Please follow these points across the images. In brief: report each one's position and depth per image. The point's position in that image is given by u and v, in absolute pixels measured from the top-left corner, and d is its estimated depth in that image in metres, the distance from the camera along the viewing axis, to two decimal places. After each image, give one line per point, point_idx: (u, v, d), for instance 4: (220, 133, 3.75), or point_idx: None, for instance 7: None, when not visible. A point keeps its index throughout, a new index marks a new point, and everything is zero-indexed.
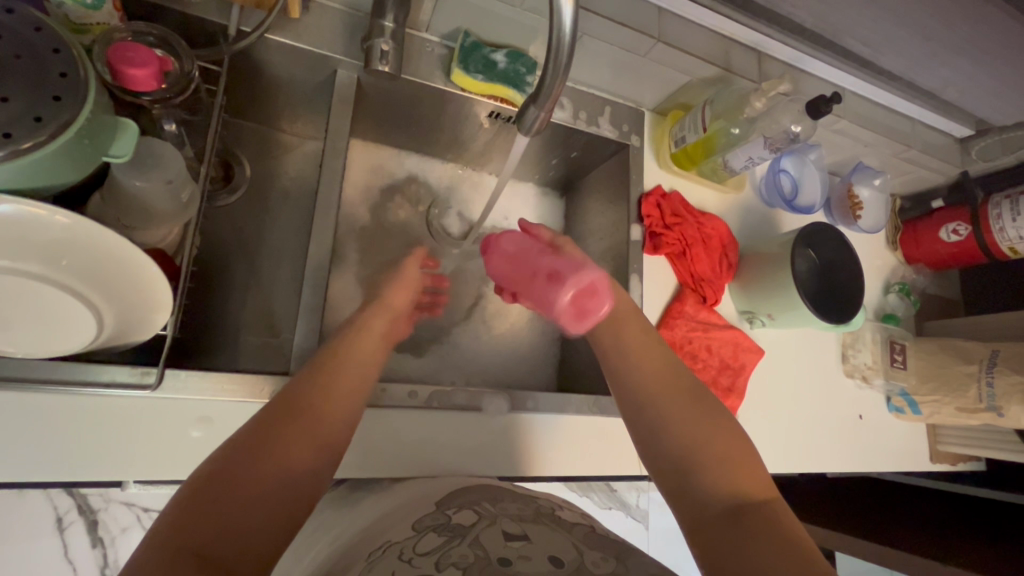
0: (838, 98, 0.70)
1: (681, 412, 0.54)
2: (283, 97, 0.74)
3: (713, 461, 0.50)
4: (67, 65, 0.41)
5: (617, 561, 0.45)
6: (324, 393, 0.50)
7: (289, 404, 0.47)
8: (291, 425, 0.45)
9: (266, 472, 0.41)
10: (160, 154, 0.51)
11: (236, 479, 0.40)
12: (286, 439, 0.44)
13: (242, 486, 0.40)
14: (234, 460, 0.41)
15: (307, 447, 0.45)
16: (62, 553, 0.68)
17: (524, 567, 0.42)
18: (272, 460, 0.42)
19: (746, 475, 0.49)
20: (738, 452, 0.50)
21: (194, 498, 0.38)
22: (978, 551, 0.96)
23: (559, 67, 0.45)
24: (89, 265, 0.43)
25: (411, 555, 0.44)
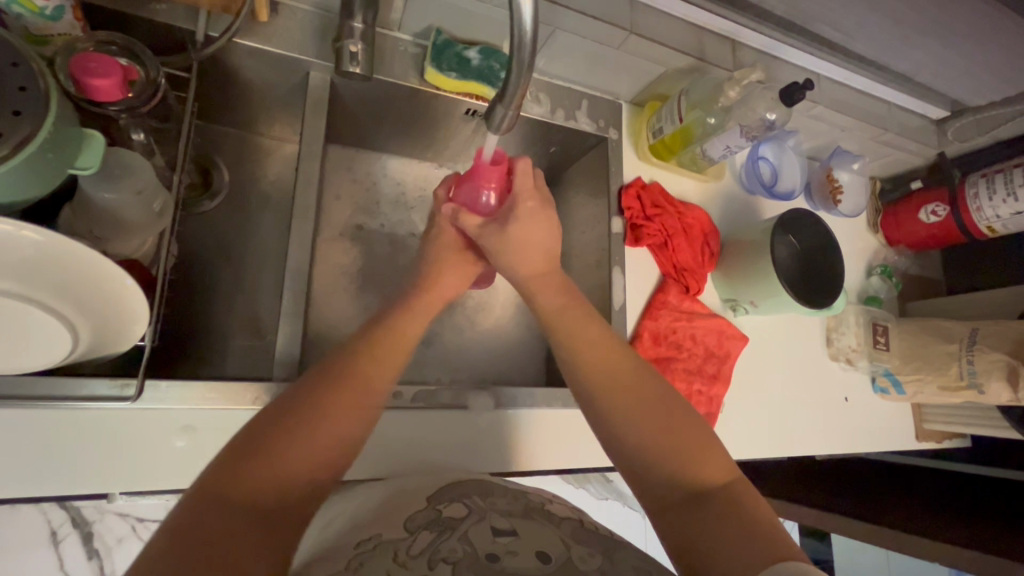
0: (811, 85, 0.71)
1: (638, 395, 0.54)
2: (257, 101, 0.74)
3: (671, 444, 0.50)
4: (27, 79, 0.41)
5: (603, 557, 0.45)
6: (363, 369, 0.50)
7: (327, 380, 0.48)
8: (334, 399, 0.46)
9: (304, 445, 0.42)
10: (130, 164, 0.51)
11: (272, 451, 0.41)
12: (326, 412, 0.45)
13: (277, 460, 0.41)
14: (271, 434, 0.42)
15: (349, 421, 0.46)
16: (57, 565, 0.68)
17: (511, 563, 0.42)
18: (312, 434, 0.43)
19: (705, 453, 0.50)
20: (696, 434, 0.51)
21: (228, 469, 0.39)
22: (966, 527, 0.97)
23: (523, 65, 0.45)
24: (59, 279, 0.43)
25: (404, 556, 0.43)
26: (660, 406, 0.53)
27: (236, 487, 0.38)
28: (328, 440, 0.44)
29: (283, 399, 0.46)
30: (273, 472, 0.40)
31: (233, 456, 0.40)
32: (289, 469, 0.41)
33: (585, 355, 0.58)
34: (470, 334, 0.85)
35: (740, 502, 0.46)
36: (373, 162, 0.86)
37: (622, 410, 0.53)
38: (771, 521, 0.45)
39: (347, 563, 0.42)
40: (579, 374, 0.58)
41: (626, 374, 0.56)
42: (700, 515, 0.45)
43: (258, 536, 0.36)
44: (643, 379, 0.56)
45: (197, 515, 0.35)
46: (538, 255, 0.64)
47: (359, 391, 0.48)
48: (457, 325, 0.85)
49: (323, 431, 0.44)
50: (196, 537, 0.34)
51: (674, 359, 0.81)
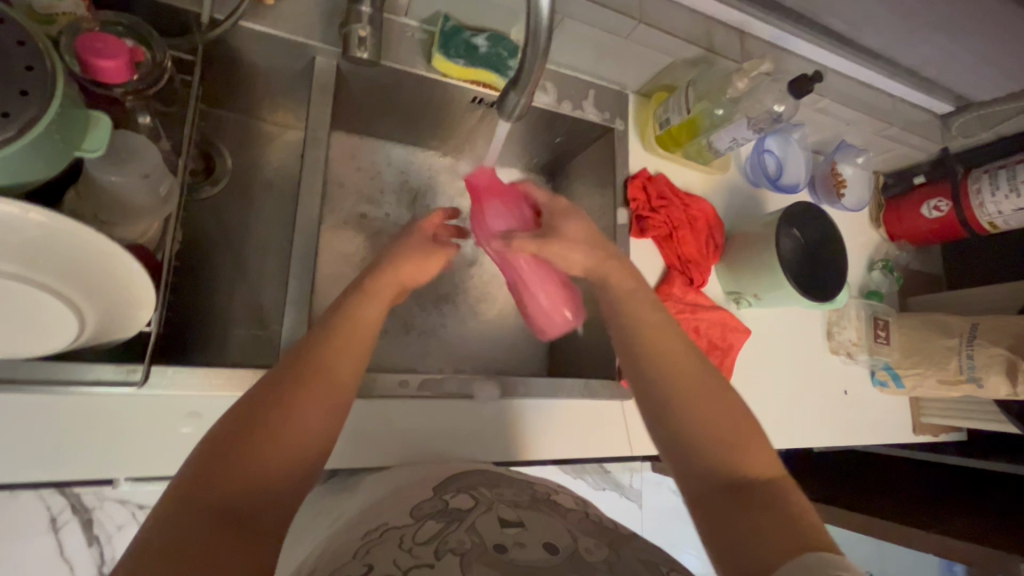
0: (820, 77, 0.71)
1: (690, 380, 0.53)
2: (262, 85, 0.73)
3: (713, 438, 0.49)
4: (33, 58, 0.40)
5: (609, 548, 0.46)
6: (334, 358, 0.48)
7: (293, 372, 0.46)
8: (299, 391, 0.44)
9: (282, 432, 0.42)
10: (137, 148, 0.51)
11: (240, 450, 0.40)
12: (303, 399, 0.44)
13: (245, 459, 0.39)
14: (237, 431, 0.40)
15: (317, 413, 0.44)
16: (56, 550, 0.68)
17: (519, 554, 0.43)
18: (282, 428, 0.42)
19: (748, 449, 0.49)
20: (739, 429, 0.50)
21: (197, 471, 0.38)
22: (960, 519, 0.98)
23: (538, 51, 0.45)
24: (66, 264, 0.42)
25: (410, 544, 0.43)
26: (705, 399, 0.51)
27: (206, 488, 0.37)
28: (298, 435, 0.42)
29: (249, 394, 0.44)
30: (242, 471, 0.39)
31: (201, 458, 0.39)
32: (259, 466, 0.40)
33: (635, 343, 0.56)
34: (473, 324, 0.85)
35: (781, 500, 0.45)
36: (377, 150, 0.85)
37: (669, 399, 0.52)
38: (812, 520, 0.44)
39: (354, 554, 0.42)
40: (634, 366, 0.56)
41: (676, 362, 0.54)
42: (738, 513, 0.45)
43: (233, 536, 0.36)
44: (693, 368, 0.54)
45: (169, 522, 0.35)
46: (590, 252, 0.62)
47: (328, 382, 0.46)
48: (460, 315, 0.85)
49: (291, 425, 0.42)
50: (166, 546, 0.33)
51: None
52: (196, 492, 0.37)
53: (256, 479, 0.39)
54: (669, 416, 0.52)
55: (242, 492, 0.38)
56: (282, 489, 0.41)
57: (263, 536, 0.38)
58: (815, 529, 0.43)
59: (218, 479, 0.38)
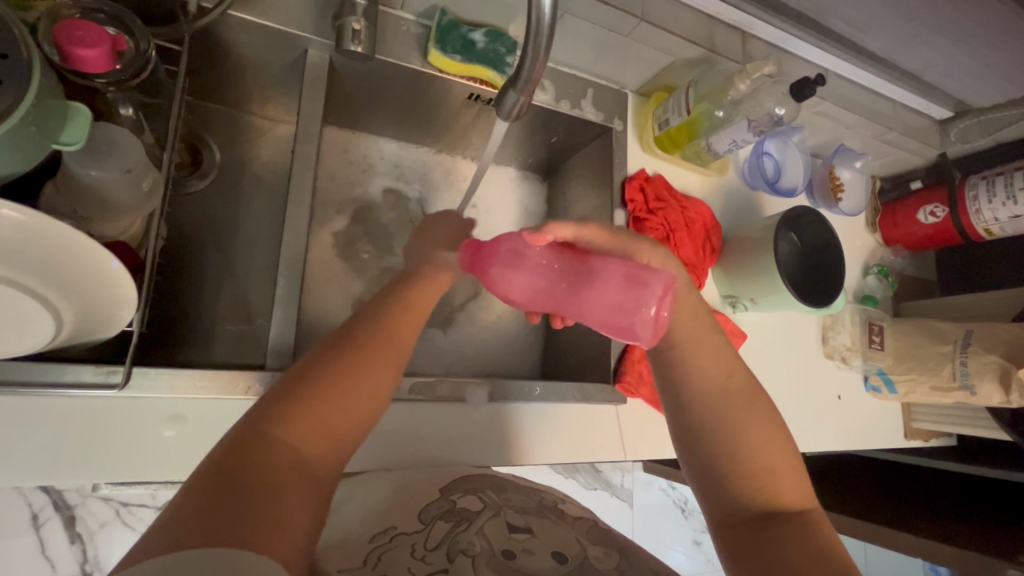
0: (823, 80, 0.70)
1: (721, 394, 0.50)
2: (252, 77, 0.71)
3: (749, 463, 0.47)
4: (8, 45, 0.38)
5: (620, 556, 0.45)
6: (397, 329, 0.47)
7: (360, 334, 0.45)
8: (368, 354, 0.43)
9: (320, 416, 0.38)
10: (118, 141, 0.49)
11: (309, 404, 0.39)
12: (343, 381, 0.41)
13: (312, 413, 0.38)
14: (306, 383, 0.40)
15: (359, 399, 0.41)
16: (39, 549, 0.71)
17: (529, 562, 0.42)
18: (349, 388, 0.41)
19: (783, 477, 0.47)
20: (776, 456, 0.47)
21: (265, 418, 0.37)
22: (950, 524, 0.98)
23: (538, 49, 0.44)
24: (44, 260, 0.40)
25: (423, 551, 0.43)
26: (745, 420, 0.48)
27: (273, 436, 0.36)
28: (363, 399, 0.41)
29: (316, 351, 0.43)
30: (309, 424, 0.38)
31: (269, 407, 0.38)
32: (324, 423, 0.39)
33: (673, 356, 0.52)
34: (466, 324, 0.84)
35: (812, 537, 0.44)
36: (371, 145, 0.83)
37: (706, 416, 0.49)
38: (844, 560, 0.42)
39: (365, 557, 0.41)
40: (671, 381, 0.52)
41: (716, 377, 0.50)
42: (766, 545, 0.44)
43: (293, 490, 0.35)
44: (736, 387, 0.50)
45: (233, 464, 0.34)
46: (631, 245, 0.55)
47: (394, 350, 0.45)
48: (453, 315, 0.84)
49: (358, 387, 0.41)
50: (229, 489, 0.32)
51: None
52: (259, 438, 0.36)
53: (318, 437, 0.38)
54: (695, 429, 0.50)
55: (306, 447, 0.37)
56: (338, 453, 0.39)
57: (317, 495, 0.37)
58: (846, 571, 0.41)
59: (284, 428, 0.37)
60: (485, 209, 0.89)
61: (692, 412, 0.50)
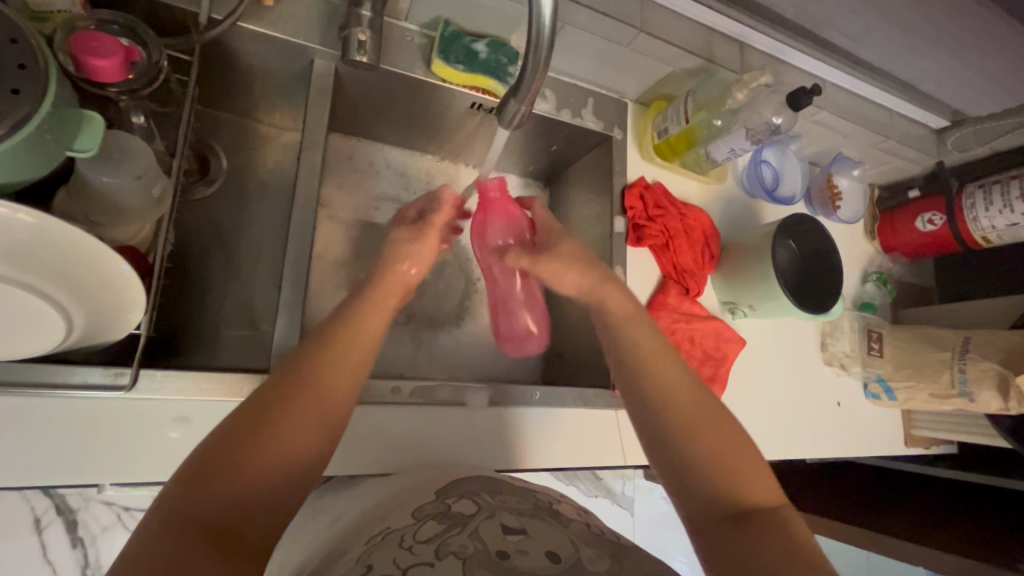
0: (819, 90, 0.71)
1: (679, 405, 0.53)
2: (259, 86, 0.72)
3: (713, 466, 0.49)
4: (26, 57, 0.39)
5: (612, 560, 0.45)
6: (332, 373, 0.47)
7: (290, 382, 0.44)
8: (296, 403, 0.43)
9: (273, 450, 0.40)
10: (130, 149, 0.50)
11: (232, 465, 0.38)
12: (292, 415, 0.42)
13: (236, 476, 0.38)
14: (227, 445, 0.39)
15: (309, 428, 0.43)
16: (40, 555, 0.66)
17: (522, 561, 0.42)
18: (273, 444, 0.40)
19: (749, 477, 0.48)
20: (741, 457, 0.49)
21: (186, 486, 0.36)
22: (949, 532, 0.98)
23: (539, 61, 0.45)
24: (54, 262, 0.41)
25: (411, 543, 0.44)
26: (703, 427, 0.51)
27: (218, 482, 0.37)
28: (290, 451, 0.41)
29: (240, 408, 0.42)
30: (231, 488, 0.37)
31: (189, 476, 0.37)
32: (248, 483, 0.38)
33: (633, 368, 0.57)
34: (467, 329, 0.85)
35: (784, 528, 0.45)
36: (375, 152, 0.85)
37: (666, 422, 0.53)
38: (812, 547, 0.43)
39: (354, 555, 0.42)
40: (637, 395, 0.55)
41: (674, 385, 0.54)
42: (739, 540, 0.44)
43: (219, 559, 0.34)
44: (695, 395, 0.54)
45: (152, 544, 0.33)
46: (584, 271, 0.66)
47: (323, 394, 0.45)
48: (455, 320, 0.85)
49: (284, 440, 0.41)
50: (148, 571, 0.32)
51: None
52: (178, 512, 0.35)
53: (244, 500, 0.37)
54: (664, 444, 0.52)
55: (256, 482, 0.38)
56: (269, 509, 0.39)
57: (251, 558, 0.36)
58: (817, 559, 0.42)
59: (204, 496, 0.36)
60: None
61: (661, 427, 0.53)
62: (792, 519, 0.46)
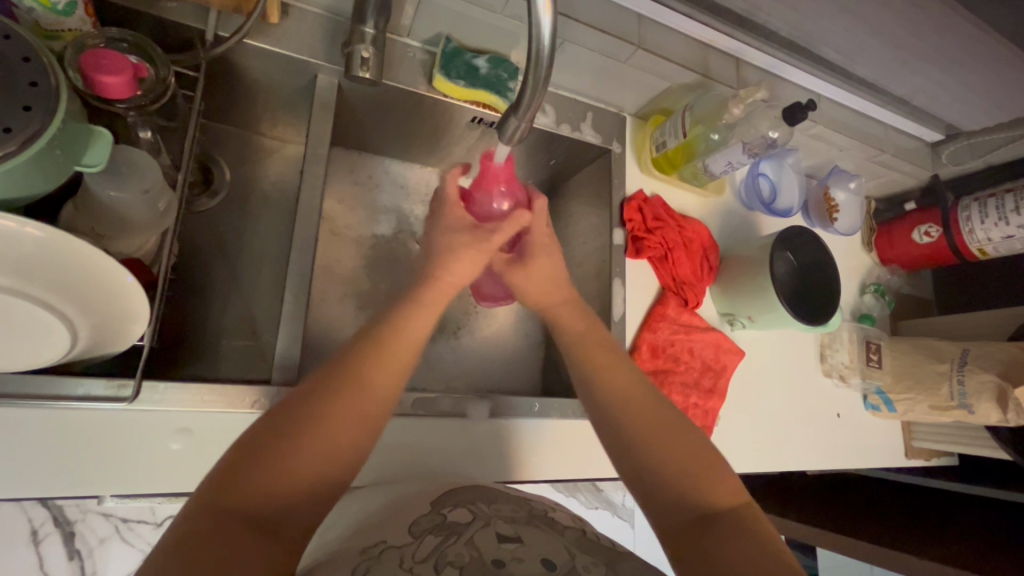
0: (814, 105, 0.72)
1: (642, 411, 0.54)
2: (264, 100, 0.73)
3: (673, 469, 0.50)
4: (38, 74, 0.40)
5: (606, 566, 0.45)
6: (372, 377, 0.47)
7: (331, 382, 0.46)
8: (337, 402, 0.44)
9: (316, 446, 0.41)
10: (138, 163, 0.51)
11: (271, 458, 0.40)
12: (333, 412, 0.44)
13: (275, 467, 0.39)
14: (267, 438, 0.40)
15: (349, 426, 0.44)
16: (37, 566, 0.65)
17: (517, 568, 0.42)
18: (315, 439, 0.42)
19: (707, 475, 0.49)
20: (706, 461, 0.50)
21: (228, 476, 0.38)
22: (947, 545, 0.98)
23: (538, 78, 0.46)
24: (61, 276, 0.42)
25: (411, 562, 0.43)
26: (658, 432, 0.52)
27: (256, 477, 0.38)
28: (336, 448, 0.43)
29: (284, 405, 0.44)
30: (273, 481, 0.39)
31: (234, 465, 0.39)
32: (292, 476, 0.40)
33: (589, 378, 0.58)
34: (467, 340, 0.85)
35: (750, 532, 0.45)
36: (376, 165, 0.86)
37: (626, 431, 0.53)
38: (777, 552, 0.44)
39: (353, 565, 0.42)
40: (599, 414, 0.56)
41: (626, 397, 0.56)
42: (703, 544, 0.45)
43: (257, 546, 0.36)
44: (650, 404, 0.55)
45: (192, 533, 0.35)
46: (553, 289, 0.67)
47: (363, 392, 0.46)
48: (455, 332, 0.85)
49: (334, 434, 0.43)
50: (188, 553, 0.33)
51: (671, 371, 0.81)
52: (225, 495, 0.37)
53: (282, 490, 0.39)
54: (631, 450, 0.52)
55: (298, 478, 0.40)
56: (307, 505, 0.40)
57: (287, 549, 0.38)
58: (779, 559, 0.43)
59: (245, 482, 0.38)
60: None
61: (626, 432, 0.53)
62: (758, 524, 0.47)
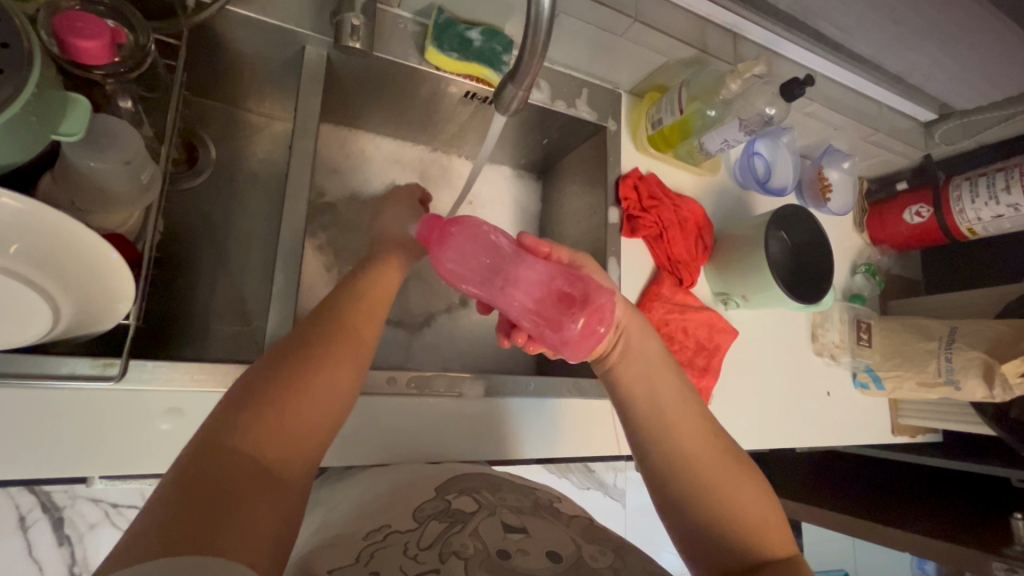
0: (812, 81, 0.71)
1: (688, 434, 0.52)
2: (249, 73, 0.71)
3: (721, 510, 0.48)
4: (9, 35, 0.38)
5: (614, 555, 0.46)
6: (355, 342, 0.47)
7: (321, 347, 0.44)
8: (324, 357, 0.44)
9: (309, 404, 0.41)
10: (116, 132, 0.49)
11: (267, 414, 0.38)
12: (322, 365, 0.43)
13: (259, 432, 0.37)
14: (257, 395, 0.39)
15: (341, 381, 0.43)
16: (27, 553, 0.64)
17: (523, 562, 0.42)
18: (309, 396, 0.41)
19: (753, 528, 0.48)
20: (749, 501, 0.49)
21: (220, 432, 0.36)
22: (928, 518, 1.00)
23: (536, 47, 0.45)
24: (45, 255, 0.40)
25: (415, 550, 0.43)
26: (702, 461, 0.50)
27: (250, 426, 0.37)
28: (327, 401, 0.42)
29: (268, 365, 0.42)
30: (270, 433, 0.38)
31: (226, 423, 0.37)
32: (287, 431, 0.39)
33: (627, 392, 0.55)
34: (460, 322, 0.85)
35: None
36: (367, 142, 0.84)
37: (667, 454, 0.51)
38: None
39: (358, 553, 0.42)
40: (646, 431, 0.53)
41: (687, 420, 0.52)
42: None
43: (258, 500, 0.34)
44: (711, 437, 0.52)
45: (190, 481, 0.33)
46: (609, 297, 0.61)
47: (346, 351, 0.45)
48: (448, 313, 0.84)
49: (324, 387, 0.42)
50: (187, 506, 0.32)
51: None
52: (220, 450, 0.35)
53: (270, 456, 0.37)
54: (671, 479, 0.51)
55: (291, 430, 0.39)
56: (300, 458, 0.39)
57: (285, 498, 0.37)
58: None
59: (242, 437, 0.36)
60: (480, 208, 0.90)
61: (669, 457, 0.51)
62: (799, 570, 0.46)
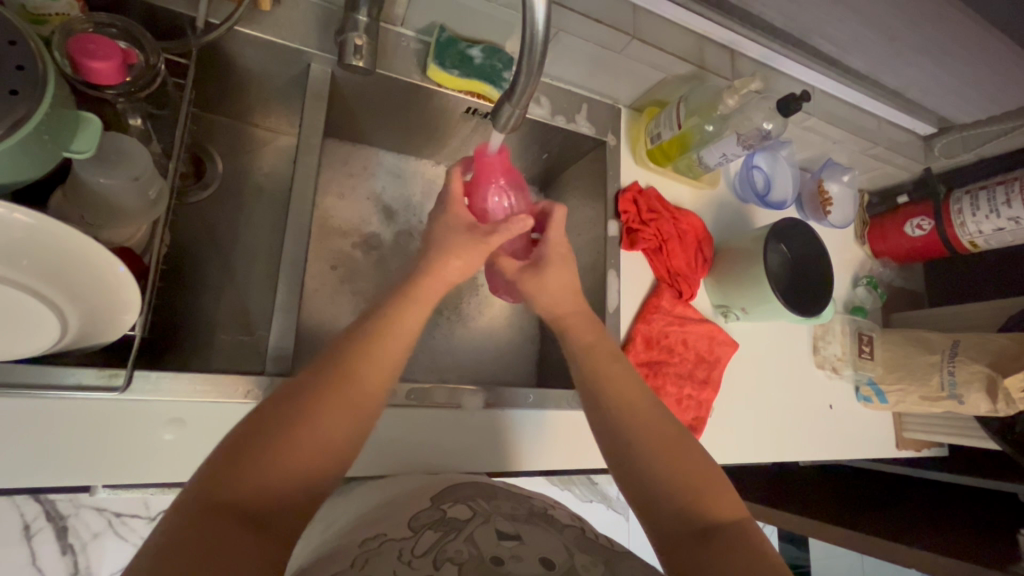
0: (808, 96, 0.72)
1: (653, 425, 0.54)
2: (256, 89, 0.72)
3: (681, 481, 0.49)
4: (24, 58, 0.40)
5: (606, 566, 0.45)
6: (367, 365, 0.48)
7: (328, 378, 0.45)
8: (332, 391, 0.44)
9: (312, 440, 0.41)
10: (127, 150, 0.51)
11: (266, 448, 0.40)
12: (326, 399, 0.44)
13: (260, 468, 0.39)
14: (258, 430, 0.40)
15: (346, 416, 0.44)
16: (30, 561, 0.66)
17: (516, 567, 0.42)
18: (311, 427, 0.42)
19: (716, 494, 0.49)
20: (710, 474, 0.50)
21: (220, 471, 0.38)
22: (933, 533, 0.99)
23: (532, 65, 0.46)
24: (53, 266, 0.42)
25: (409, 556, 0.43)
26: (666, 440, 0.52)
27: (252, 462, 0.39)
28: (330, 436, 0.43)
29: (278, 395, 0.44)
30: (272, 470, 0.39)
31: (223, 455, 0.39)
32: (289, 465, 0.40)
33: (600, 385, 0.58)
34: (462, 333, 0.85)
35: (744, 539, 0.45)
36: (371, 156, 0.85)
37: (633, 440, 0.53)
38: (772, 561, 0.44)
39: (352, 560, 0.42)
40: (612, 420, 0.55)
41: (638, 413, 0.55)
42: (706, 559, 0.44)
43: (250, 537, 0.36)
44: (669, 422, 0.54)
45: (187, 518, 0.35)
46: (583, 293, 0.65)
47: (354, 385, 0.46)
48: (451, 325, 0.85)
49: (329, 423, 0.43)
50: (184, 540, 0.33)
51: (665, 363, 0.82)
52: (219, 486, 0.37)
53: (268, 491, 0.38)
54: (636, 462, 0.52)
55: (293, 467, 0.40)
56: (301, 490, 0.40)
57: (281, 532, 0.38)
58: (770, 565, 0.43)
59: (243, 473, 0.38)
60: None
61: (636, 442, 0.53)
62: (757, 537, 0.46)
